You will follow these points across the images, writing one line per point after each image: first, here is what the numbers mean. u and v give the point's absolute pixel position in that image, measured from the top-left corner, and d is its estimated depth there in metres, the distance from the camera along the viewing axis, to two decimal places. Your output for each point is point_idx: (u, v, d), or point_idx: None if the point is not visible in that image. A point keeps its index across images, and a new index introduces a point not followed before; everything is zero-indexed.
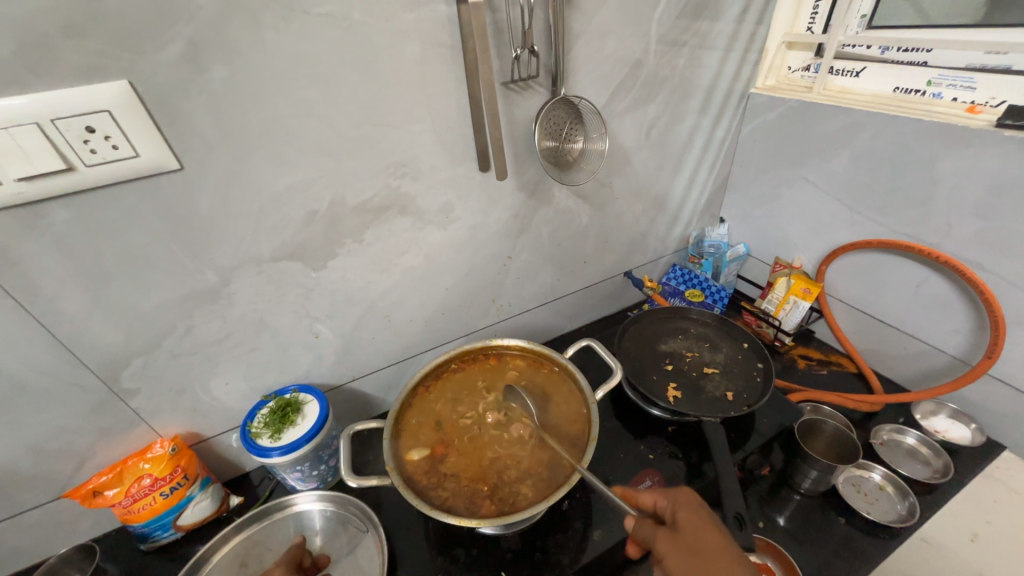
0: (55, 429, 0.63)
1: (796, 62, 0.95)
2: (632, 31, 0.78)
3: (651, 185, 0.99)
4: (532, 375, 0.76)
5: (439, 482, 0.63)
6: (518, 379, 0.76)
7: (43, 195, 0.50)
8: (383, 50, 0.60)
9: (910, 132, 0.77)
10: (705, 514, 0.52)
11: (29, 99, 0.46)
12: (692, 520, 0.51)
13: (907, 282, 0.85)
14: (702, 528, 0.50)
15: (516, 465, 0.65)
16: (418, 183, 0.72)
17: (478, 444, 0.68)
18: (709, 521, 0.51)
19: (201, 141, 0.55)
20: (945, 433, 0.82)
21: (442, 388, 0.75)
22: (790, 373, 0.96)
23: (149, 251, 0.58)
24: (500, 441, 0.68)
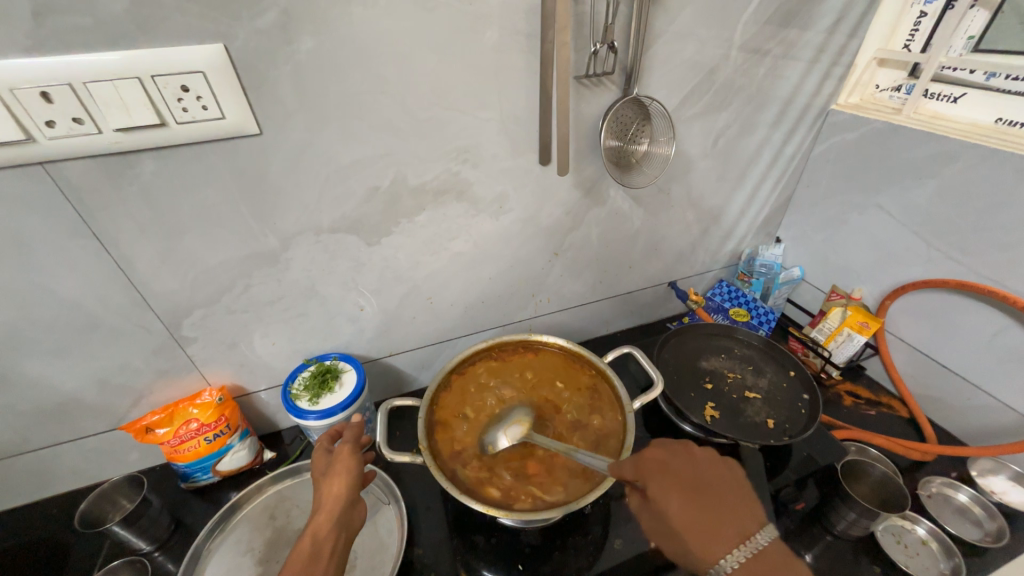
0: (120, 366, 0.68)
1: (886, 80, 0.89)
2: (716, 34, 0.74)
3: (710, 196, 0.95)
4: (569, 375, 0.76)
5: (465, 464, 0.64)
6: (553, 377, 0.76)
7: (135, 146, 0.53)
8: (464, 34, 0.60)
9: (1010, 168, 0.71)
10: (672, 478, 0.55)
11: (134, 54, 0.48)
12: (660, 492, 0.54)
13: (982, 329, 0.79)
14: (668, 500, 0.53)
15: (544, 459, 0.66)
16: (478, 170, 0.72)
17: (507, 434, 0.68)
18: (675, 486, 0.54)
19: (282, 108, 0.57)
20: (1002, 495, 0.76)
21: (477, 375, 0.75)
22: (834, 408, 0.92)
23: (221, 210, 0.61)
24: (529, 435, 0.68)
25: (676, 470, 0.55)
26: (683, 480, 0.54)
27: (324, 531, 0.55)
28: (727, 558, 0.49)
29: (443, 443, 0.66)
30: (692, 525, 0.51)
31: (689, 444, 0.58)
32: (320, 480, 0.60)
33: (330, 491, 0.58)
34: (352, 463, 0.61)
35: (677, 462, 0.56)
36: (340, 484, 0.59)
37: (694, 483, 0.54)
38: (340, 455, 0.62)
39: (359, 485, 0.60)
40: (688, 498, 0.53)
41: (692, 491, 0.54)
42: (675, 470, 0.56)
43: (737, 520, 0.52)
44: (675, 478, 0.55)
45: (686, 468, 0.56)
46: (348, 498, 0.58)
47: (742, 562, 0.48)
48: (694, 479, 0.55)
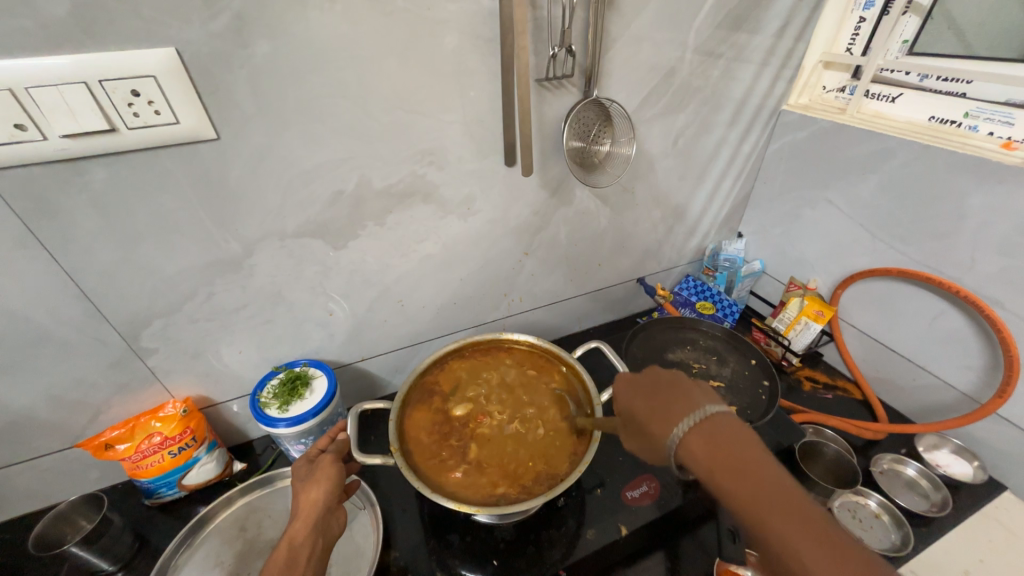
0: (75, 381, 0.66)
1: (831, 82, 0.94)
2: (670, 37, 0.77)
3: (673, 194, 0.99)
4: (556, 382, 0.75)
5: (428, 447, 0.66)
6: (536, 382, 0.76)
7: (84, 153, 0.51)
8: (424, 38, 0.61)
9: (942, 164, 0.76)
10: (628, 395, 0.54)
11: (78, 59, 0.47)
12: (629, 406, 0.53)
13: (923, 314, 0.84)
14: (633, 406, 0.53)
15: (499, 459, 0.66)
16: (443, 172, 0.73)
17: (476, 427, 0.70)
18: (638, 389, 0.54)
19: (239, 113, 0.56)
20: (946, 468, 0.82)
21: (467, 365, 0.77)
22: (795, 394, 0.97)
23: (178, 217, 0.60)
24: (495, 432, 0.69)
25: (646, 379, 0.54)
26: (644, 394, 0.53)
27: (301, 538, 0.55)
28: (677, 427, 0.47)
29: (414, 423, 0.69)
30: (649, 413, 0.50)
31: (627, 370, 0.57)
32: (298, 487, 0.59)
33: (308, 499, 0.57)
34: (333, 472, 0.60)
35: (647, 373, 0.55)
36: (320, 491, 0.58)
37: (654, 384, 0.53)
38: (322, 464, 0.61)
39: (338, 492, 0.60)
40: (645, 400, 0.52)
41: (653, 390, 0.52)
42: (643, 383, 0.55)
43: (688, 396, 0.50)
44: (632, 382, 0.55)
45: (649, 375, 0.55)
46: (326, 507, 0.58)
47: (689, 431, 0.47)
48: (661, 382, 0.53)
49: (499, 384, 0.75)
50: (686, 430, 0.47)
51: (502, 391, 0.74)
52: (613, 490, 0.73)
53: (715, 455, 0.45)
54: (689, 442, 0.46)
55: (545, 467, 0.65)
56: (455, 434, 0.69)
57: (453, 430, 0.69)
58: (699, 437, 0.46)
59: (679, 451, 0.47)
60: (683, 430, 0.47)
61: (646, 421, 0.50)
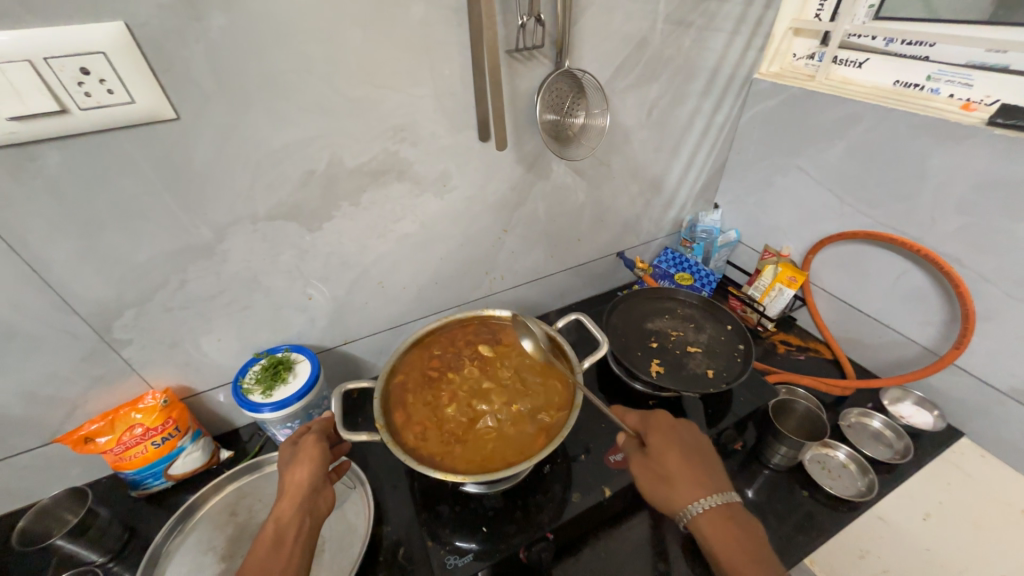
0: (47, 375, 0.64)
1: (801, 49, 0.96)
2: (641, 5, 0.76)
3: (649, 167, 0.99)
4: (536, 430, 0.67)
5: (438, 356, 0.76)
6: (528, 366, 0.75)
7: (34, 136, 0.49)
8: (388, 9, 0.59)
9: (905, 126, 0.78)
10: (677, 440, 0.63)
11: (17, 35, 0.44)
12: (664, 452, 0.61)
13: (888, 274, 0.88)
14: (669, 454, 0.61)
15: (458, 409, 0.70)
16: (417, 149, 0.72)
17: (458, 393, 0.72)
18: (674, 446, 0.61)
19: (198, 90, 0.54)
20: (909, 418, 0.86)
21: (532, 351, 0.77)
22: (769, 357, 1.00)
23: (143, 202, 0.58)
24: (476, 381, 0.73)
25: (685, 435, 0.63)
26: (687, 446, 0.62)
27: (288, 518, 0.56)
28: (698, 501, 0.57)
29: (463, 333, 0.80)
30: (682, 476, 0.59)
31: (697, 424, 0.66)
32: (282, 471, 0.60)
33: (293, 480, 0.58)
34: (316, 452, 0.61)
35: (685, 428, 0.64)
36: (302, 472, 0.59)
37: (683, 446, 0.62)
38: (305, 444, 0.61)
39: (323, 472, 0.60)
40: (692, 463, 0.60)
41: (690, 456, 0.61)
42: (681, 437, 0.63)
43: (702, 481, 0.59)
44: (672, 433, 0.63)
45: (687, 437, 0.63)
46: (311, 485, 0.58)
47: (711, 507, 0.56)
48: (699, 451, 0.62)
49: (519, 362, 0.76)
50: (700, 510, 0.56)
51: (494, 366, 0.75)
52: (597, 455, 0.76)
53: (721, 536, 0.55)
54: (699, 522, 0.56)
55: (523, 441, 0.66)
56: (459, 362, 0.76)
57: (456, 365, 0.75)
58: (722, 517, 0.56)
59: (694, 516, 0.56)
60: (696, 510, 0.56)
61: (673, 478, 0.59)
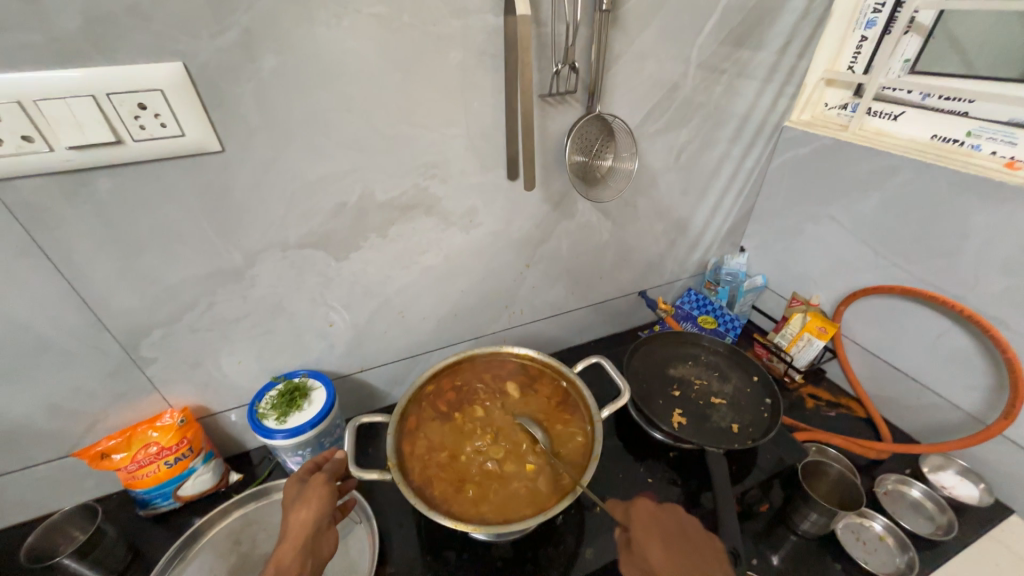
0: (74, 390, 0.65)
1: (833, 99, 0.95)
2: (673, 54, 0.78)
3: (675, 209, 0.99)
4: (552, 483, 0.64)
5: (458, 394, 0.75)
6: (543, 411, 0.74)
7: (90, 164, 0.52)
8: (429, 54, 0.62)
9: (944, 182, 0.76)
10: (668, 517, 0.71)
11: (85, 72, 0.48)
12: (646, 541, 0.60)
13: (926, 332, 0.84)
14: (651, 543, 0.60)
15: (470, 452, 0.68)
16: (446, 185, 0.73)
17: (471, 434, 0.71)
18: (657, 536, 0.61)
19: (244, 125, 0.57)
20: (952, 490, 0.80)
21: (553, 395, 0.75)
22: (797, 411, 0.96)
23: (182, 227, 0.60)
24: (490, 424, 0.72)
25: (668, 521, 0.63)
26: (672, 535, 0.61)
27: (289, 559, 0.54)
28: None
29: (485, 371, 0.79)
30: (668, 570, 0.57)
31: (677, 505, 0.65)
32: (288, 508, 0.59)
33: (298, 519, 0.57)
34: (324, 491, 0.60)
35: (668, 515, 0.63)
36: (308, 511, 0.57)
37: (669, 536, 0.61)
38: (315, 482, 0.61)
39: (328, 513, 0.59)
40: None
41: (674, 545, 0.60)
42: (662, 526, 0.62)
43: (698, 573, 0.57)
44: (652, 524, 0.62)
45: (672, 524, 0.62)
46: (315, 527, 0.57)
47: None
48: (687, 539, 0.61)
49: (533, 405, 0.75)
50: None
51: (508, 408, 0.74)
52: (612, 508, 0.72)
53: None
54: None
55: (536, 491, 0.64)
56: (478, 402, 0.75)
57: (470, 405, 0.74)
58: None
59: None
60: None
61: (661, 572, 0.57)
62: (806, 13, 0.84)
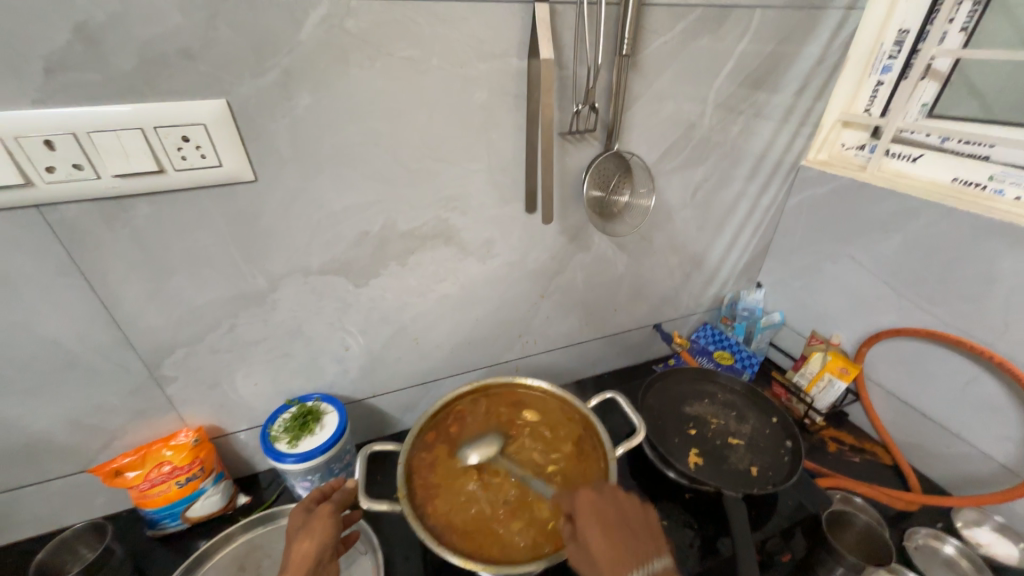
0: (96, 406, 0.67)
1: (850, 140, 0.96)
2: (691, 95, 0.80)
3: (691, 243, 0.99)
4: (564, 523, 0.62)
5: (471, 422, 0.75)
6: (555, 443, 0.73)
7: (132, 191, 0.55)
8: (455, 93, 0.64)
9: (967, 225, 0.75)
10: (598, 512, 0.57)
11: (136, 107, 0.51)
12: (588, 526, 0.56)
13: (954, 377, 0.81)
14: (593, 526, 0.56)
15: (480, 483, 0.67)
16: (466, 217, 0.75)
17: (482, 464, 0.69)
18: (596, 517, 0.56)
19: (277, 158, 0.59)
20: (989, 548, 0.75)
21: (566, 428, 0.74)
22: (819, 455, 0.92)
23: (212, 251, 0.62)
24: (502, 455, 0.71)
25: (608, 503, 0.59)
26: (610, 517, 0.57)
27: None
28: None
29: (498, 399, 0.78)
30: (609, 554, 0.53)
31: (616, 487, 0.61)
32: (292, 537, 0.58)
33: (300, 549, 0.56)
34: (328, 523, 0.59)
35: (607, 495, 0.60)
36: (311, 542, 0.57)
37: (612, 517, 0.57)
38: (320, 513, 0.60)
39: (331, 546, 0.58)
40: (614, 535, 0.55)
41: (613, 527, 0.56)
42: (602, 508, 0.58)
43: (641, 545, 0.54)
44: (593, 503, 0.58)
45: (609, 506, 0.58)
46: (316, 561, 0.56)
47: None
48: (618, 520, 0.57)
49: (546, 437, 0.73)
50: None
51: (520, 439, 0.73)
52: None
53: None
54: None
55: (546, 530, 0.62)
56: (490, 431, 0.74)
57: (481, 434, 0.73)
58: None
59: None
60: None
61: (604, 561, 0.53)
62: (822, 58, 0.87)
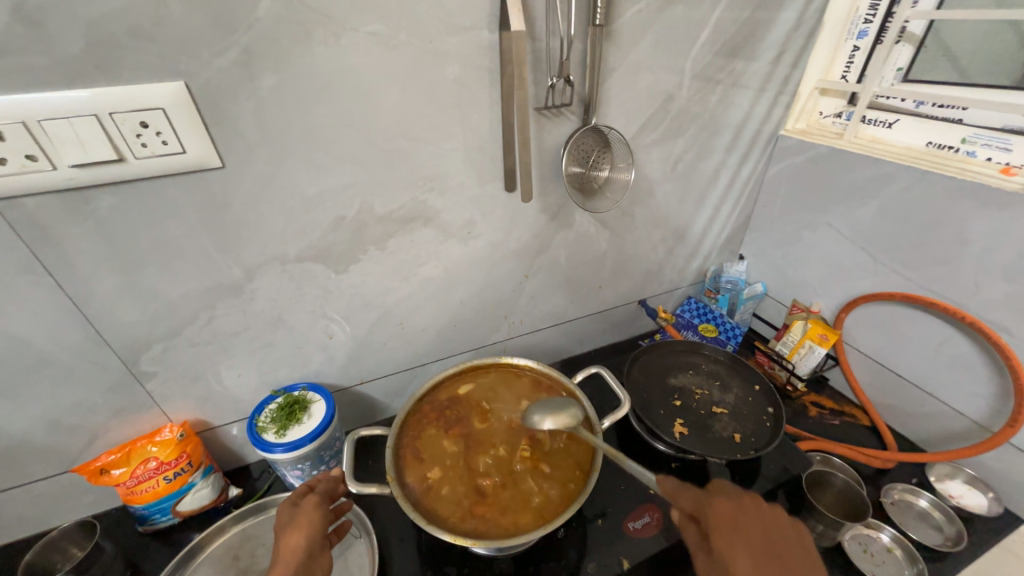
0: (74, 405, 0.66)
1: (828, 108, 0.96)
2: (667, 66, 0.79)
3: (673, 218, 0.99)
4: (554, 498, 0.64)
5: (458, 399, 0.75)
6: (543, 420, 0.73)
7: (92, 182, 0.52)
8: (426, 69, 0.63)
9: (941, 188, 0.76)
10: (746, 545, 0.46)
11: (89, 92, 0.48)
12: (731, 548, 0.47)
13: (929, 338, 0.83)
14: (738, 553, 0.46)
15: (470, 464, 0.68)
16: (444, 198, 0.74)
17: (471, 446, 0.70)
18: (743, 544, 0.46)
19: (243, 142, 0.57)
20: (959, 499, 0.79)
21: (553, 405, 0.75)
22: (800, 420, 0.95)
23: (182, 242, 0.61)
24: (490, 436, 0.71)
25: (753, 519, 0.49)
26: (763, 544, 0.47)
27: None
28: None
29: (484, 380, 0.78)
30: None
31: (769, 502, 0.50)
32: (280, 533, 0.58)
33: (289, 544, 0.56)
34: (315, 515, 0.59)
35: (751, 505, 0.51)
36: (299, 536, 0.57)
37: (758, 539, 0.47)
38: (306, 506, 0.60)
39: (321, 538, 0.58)
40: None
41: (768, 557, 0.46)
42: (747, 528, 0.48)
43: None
44: (739, 531, 0.48)
45: (758, 529, 0.48)
46: (307, 553, 0.56)
47: None
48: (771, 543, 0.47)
49: (534, 414, 0.74)
50: None
51: (508, 419, 0.73)
52: (614, 521, 0.71)
53: None
54: None
55: (537, 506, 0.63)
56: (478, 412, 0.74)
57: (469, 415, 0.74)
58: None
59: None
60: None
61: None
62: (798, 25, 0.86)
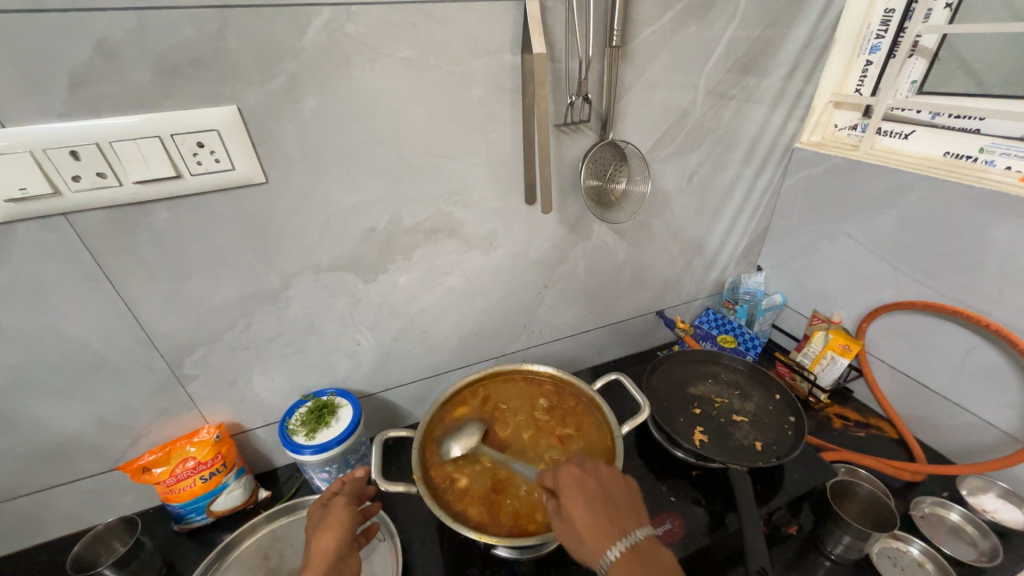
0: (122, 405, 0.70)
1: (843, 120, 0.97)
2: (681, 83, 0.82)
3: (689, 229, 1.01)
4: None
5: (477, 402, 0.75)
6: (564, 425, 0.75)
7: (151, 196, 0.57)
8: (453, 91, 0.67)
9: (960, 197, 0.76)
10: (580, 487, 0.56)
11: (153, 116, 0.54)
12: (569, 499, 0.55)
13: (954, 348, 0.82)
14: (574, 501, 0.54)
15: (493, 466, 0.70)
16: (468, 211, 0.77)
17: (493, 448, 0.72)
18: (579, 492, 0.55)
19: (286, 159, 0.62)
20: (994, 514, 0.76)
21: (574, 411, 0.76)
22: (824, 431, 0.94)
23: (227, 252, 0.65)
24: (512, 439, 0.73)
25: (591, 477, 0.58)
26: (591, 490, 0.55)
27: None
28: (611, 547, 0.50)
29: (506, 386, 0.80)
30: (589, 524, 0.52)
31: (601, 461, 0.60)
32: (311, 534, 0.61)
33: (320, 544, 0.59)
34: (344, 516, 0.61)
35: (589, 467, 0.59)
36: (330, 537, 0.59)
37: (596, 490, 0.56)
38: (335, 507, 0.62)
39: (349, 539, 0.60)
40: (598, 507, 0.53)
41: (594, 498, 0.55)
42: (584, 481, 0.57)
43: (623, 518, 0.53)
44: (580, 484, 0.56)
45: (594, 479, 0.57)
46: (337, 553, 0.58)
47: (620, 554, 0.49)
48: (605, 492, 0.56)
49: (555, 420, 0.76)
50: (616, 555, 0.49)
51: (529, 424, 0.75)
52: None
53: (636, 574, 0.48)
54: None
55: None
56: (500, 416, 0.76)
57: (491, 420, 0.76)
58: (628, 563, 0.49)
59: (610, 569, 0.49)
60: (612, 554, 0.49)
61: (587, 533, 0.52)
62: (810, 41, 0.88)
